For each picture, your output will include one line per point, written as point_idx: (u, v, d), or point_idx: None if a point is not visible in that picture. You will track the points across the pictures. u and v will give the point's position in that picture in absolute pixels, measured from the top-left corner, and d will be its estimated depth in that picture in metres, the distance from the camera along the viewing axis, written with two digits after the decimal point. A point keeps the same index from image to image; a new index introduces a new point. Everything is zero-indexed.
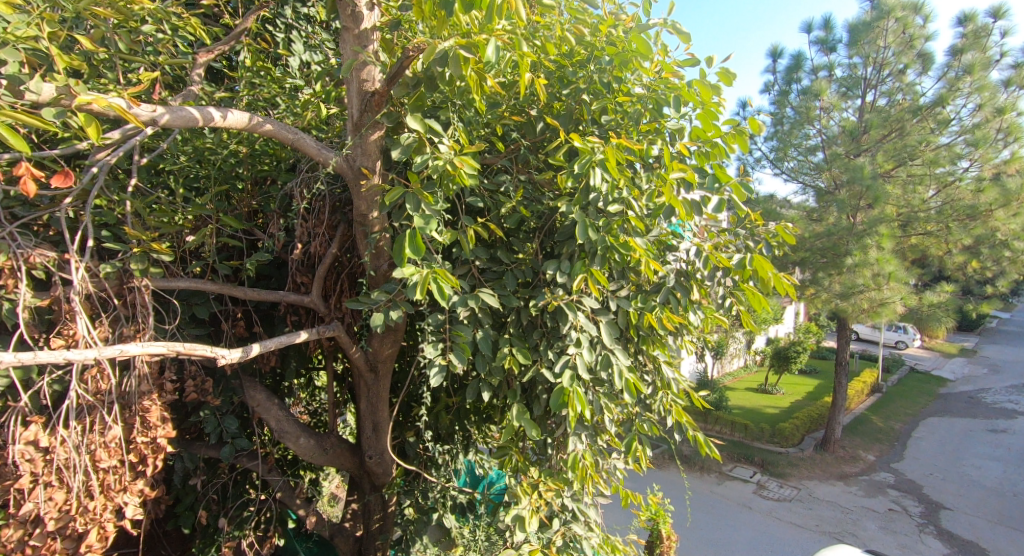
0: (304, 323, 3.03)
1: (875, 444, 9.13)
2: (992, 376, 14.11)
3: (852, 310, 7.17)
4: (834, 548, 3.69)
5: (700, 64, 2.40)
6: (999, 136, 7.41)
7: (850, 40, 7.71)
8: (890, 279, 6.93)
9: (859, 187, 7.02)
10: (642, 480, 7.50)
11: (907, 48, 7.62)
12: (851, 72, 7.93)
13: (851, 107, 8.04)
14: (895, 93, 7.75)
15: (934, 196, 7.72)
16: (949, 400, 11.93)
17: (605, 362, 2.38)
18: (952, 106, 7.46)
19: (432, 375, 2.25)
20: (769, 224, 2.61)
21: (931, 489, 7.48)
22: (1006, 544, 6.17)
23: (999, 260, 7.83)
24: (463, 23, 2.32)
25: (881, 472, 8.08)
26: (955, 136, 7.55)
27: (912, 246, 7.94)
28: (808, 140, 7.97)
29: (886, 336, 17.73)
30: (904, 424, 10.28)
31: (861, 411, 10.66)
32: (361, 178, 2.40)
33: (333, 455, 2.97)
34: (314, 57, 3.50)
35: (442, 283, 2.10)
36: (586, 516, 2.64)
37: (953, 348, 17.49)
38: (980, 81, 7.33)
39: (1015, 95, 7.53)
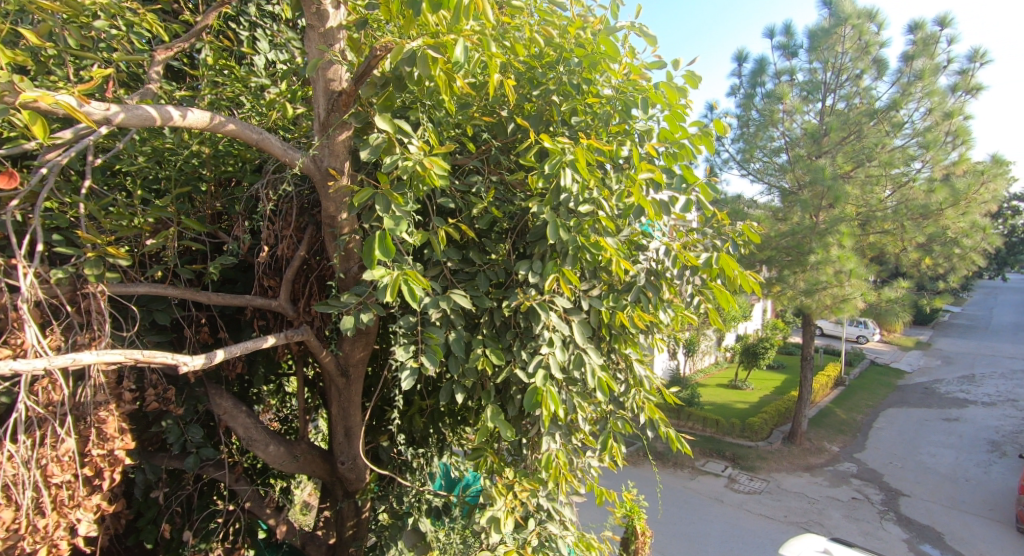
0: (272, 327, 2.96)
1: (837, 435, 9.45)
2: (945, 368, 14.79)
3: (816, 306, 7.43)
4: (802, 537, 3.78)
5: (667, 66, 2.45)
6: (949, 139, 7.79)
7: (810, 45, 8.01)
8: (850, 276, 7.18)
9: (821, 187, 7.25)
10: (617, 477, 7.59)
11: (863, 53, 7.90)
12: (812, 76, 8.18)
13: (812, 110, 8.25)
14: (852, 97, 8.00)
15: (890, 196, 8.01)
16: (905, 391, 12.45)
17: (578, 361, 2.39)
18: (905, 110, 7.79)
19: (404, 378, 2.23)
20: (736, 223, 2.66)
21: (890, 478, 7.79)
22: (959, 527, 6.47)
23: (951, 257, 8.21)
24: (432, 22, 2.31)
25: (844, 462, 8.38)
26: (908, 138, 7.87)
27: (870, 244, 8.28)
28: (773, 141, 8.24)
29: (847, 331, 18.36)
30: (865, 415, 10.68)
31: (825, 404, 11.03)
32: (329, 179, 2.36)
33: (304, 462, 2.90)
34: (280, 56, 3.38)
35: (414, 284, 2.09)
36: (561, 515, 2.66)
37: (909, 341, 18.26)
38: (930, 86, 7.66)
39: (964, 100, 7.88)
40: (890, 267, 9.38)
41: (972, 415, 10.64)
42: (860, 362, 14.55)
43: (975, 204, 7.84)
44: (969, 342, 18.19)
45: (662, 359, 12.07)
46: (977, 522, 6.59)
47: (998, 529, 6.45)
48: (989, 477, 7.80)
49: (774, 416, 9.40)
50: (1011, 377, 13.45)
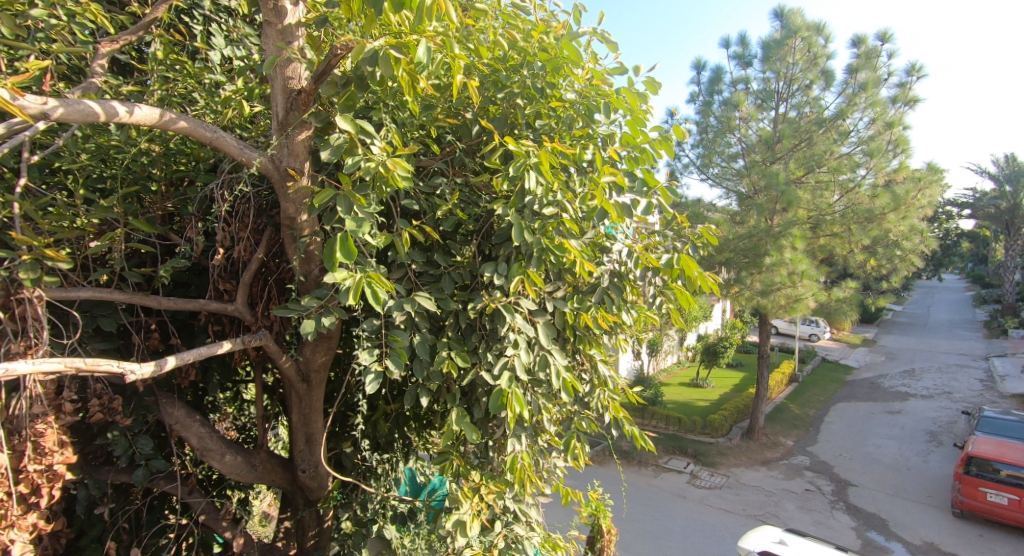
0: (228, 332, 2.86)
1: (791, 430, 9.82)
2: (888, 363, 15.61)
3: (771, 306, 7.71)
4: (760, 529, 3.91)
5: (628, 72, 2.50)
6: (890, 147, 8.23)
7: (764, 56, 8.32)
8: (803, 277, 7.51)
9: (775, 192, 7.56)
10: (583, 476, 7.69)
11: (812, 65, 8.25)
12: (765, 85, 8.51)
13: (766, 118, 8.61)
14: (802, 106, 8.36)
15: (838, 200, 8.40)
16: (851, 387, 13.06)
17: (543, 362, 2.40)
18: (851, 120, 8.18)
19: (368, 382, 2.20)
20: (695, 226, 2.74)
21: (840, 469, 8.16)
22: (903, 514, 6.83)
23: (893, 258, 8.67)
24: (394, 22, 2.28)
25: (798, 455, 8.72)
26: (854, 146, 8.27)
27: (821, 246, 8.68)
28: (730, 147, 8.52)
29: (800, 330, 19.11)
30: (816, 410, 11.14)
31: (780, 400, 11.46)
32: (288, 180, 2.30)
33: (262, 471, 2.81)
34: (237, 53, 3.25)
35: (377, 287, 2.07)
36: (527, 516, 2.67)
37: (856, 339, 19.19)
38: (873, 97, 8.07)
39: (903, 111, 8.34)
40: (838, 268, 9.83)
41: (912, 408, 11.26)
42: (811, 360, 15.17)
43: (914, 208, 8.32)
44: (909, 339, 19.24)
45: (625, 360, 12.28)
46: (918, 509, 6.97)
47: (936, 514, 6.83)
48: (928, 466, 8.27)
49: (733, 413, 9.70)
50: (946, 371, 14.30)
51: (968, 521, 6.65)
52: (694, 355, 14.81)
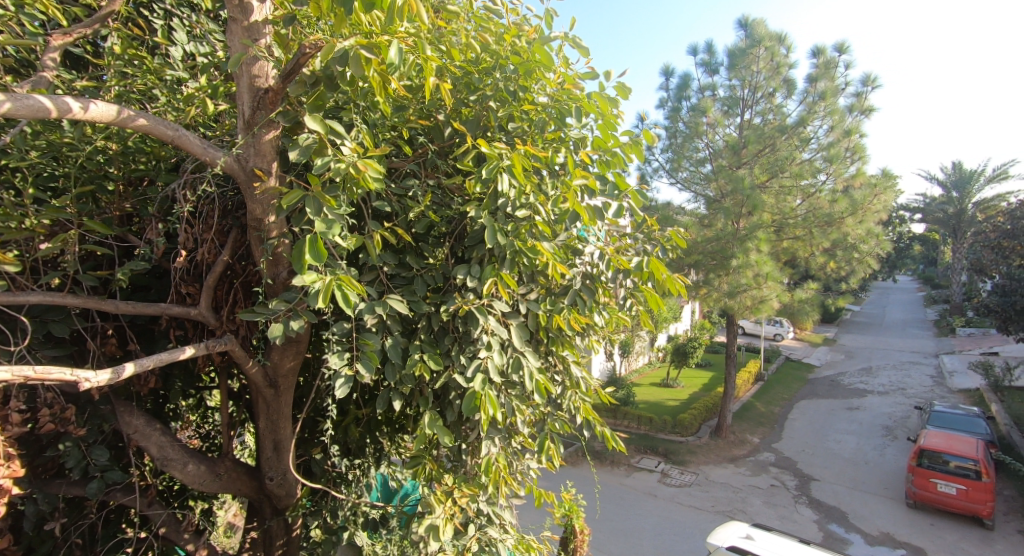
0: (191, 337, 2.77)
1: (757, 428, 10.09)
2: (847, 362, 16.20)
3: (738, 307, 7.92)
4: (728, 524, 3.99)
5: (599, 77, 2.54)
6: (848, 154, 8.55)
7: (730, 64, 8.56)
8: (767, 279, 7.74)
9: (741, 196, 7.76)
10: (556, 477, 7.74)
11: (775, 73, 8.51)
12: (731, 92, 8.73)
13: (732, 124, 8.82)
14: (767, 113, 8.63)
15: (801, 204, 8.68)
16: (813, 385, 13.50)
17: (516, 364, 2.41)
18: (812, 127, 8.47)
19: (338, 386, 2.16)
20: (664, 229, 2.80)
21: (802, 465, 8.43)
22: (861, 506, 7.10)
23: (852, 261, 9.00)
24: (365, 22, 2.25)
25: (763, 452, 8.97)
26: (815, 152, 8.56)
27: (784, 249, 8.95)
28: (698, 152, 8.75)
29: (766, 330, 19.65)
30: (781, 408, 11.48)
31: (746, 399, 11.76)
32: (254, 180, 2.25)
33: (227, 481, 2.72)
34: (201, 49, 3.14)
35: (348, 289, 2.04)
36: (501, 519, 2.67)
37: (818, 339, 19.84)
38: (832, 105, 8.37)
39: (859, 120, 8.62)
40: (800, 271, 10.15)
41: (869, 404, 11.71)
42: (775, 360, 15.61)
43: (870, 213, 8.64)
44: (866, 338, 20.00)
45: (597, 361, 12.41)
46: (874, 501, 7.26)
47: (892, 505, 7.12)
48: (884, 460, 8.61)
49: (702, 411, 9.91)
50: (900, 369, 14.92)
51: (920, 511, 6.95)
52: (664, 356, 15.07)
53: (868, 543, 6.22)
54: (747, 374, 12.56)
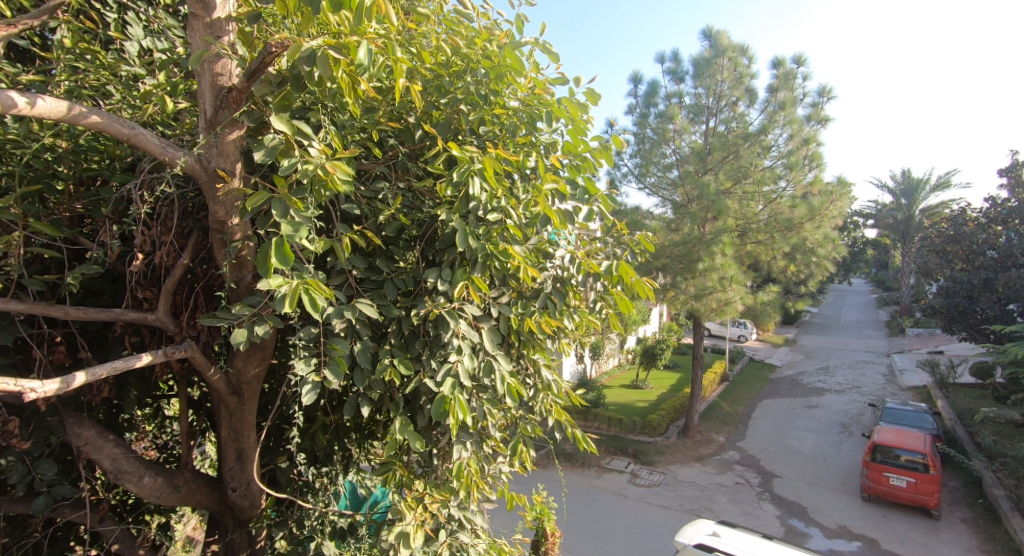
0: (148, 344, 2.66)
1: (722, 427, 10.34)
2: (806, 362, 16.79)
3: (704, 309, 8.14)
4: (694, 522, 4.07)
5: (569, 82, 2.57)
6: (806, 162, 8.87)
7: (695, 73, 8.79)
8: (732, 281, 7.96)
9: (707, 202, 7.99)
10: (528, 480, 7.75)
11: (737, 83, 8.78)
12: (697, 100, 8.97)
13: (698, 131, 9.06)
14: (730, 121, 8.90)
15: (762, 209, 8.97)
16: (775, 385, 13.92)
17: (487, 368, 2.40)
18: (772, 135, 8.76)
19: (305, 393, 2.11)
20: (633, 233, 2.87)
21: (766, 462, 8.69)
22: (820, 501, 7.35)
23: (810, 264, 9.25)
24: (333, 22, 2.22)
25: (728, 451, 9.20)
26: (775, 160, 8.87)
27: (748, 253, 9.17)
28: (665, 158, 8.94)
29: (730, 331, 20.16)
30: (745, 407, 11.79)
31: (713, 399, 12.04)
32: (217, 181, 2.17)
33: (186, 493, 2.62)
34: (158, 45, 2.96)
35: (315, 293, 2.00)
36: (472, 524, 2.66)
37: (779, 340, 20.50)
38: (791, 115, 8.67)
39: (816, 129, 8.91)
40: (762, 274, 10.46)
41: (826, 402, 12.15)
42: (739, 360, 16.03)
43: (827, 219, 8.96)
44: (824, 339, 20.75)
45: (568, 363, 12.48)
46: (831, 495, 7.55)
47: (847, 499, 7.42)
48: (840, 456, 8.96)
49: (670, 412, 10.08)
50: (854, 368, 15.54)
51: (874, 504, 7.26)
52: (634, 358, 15.28)
53: (827, 536, 6.45)
54: (712, 375, 12.85)
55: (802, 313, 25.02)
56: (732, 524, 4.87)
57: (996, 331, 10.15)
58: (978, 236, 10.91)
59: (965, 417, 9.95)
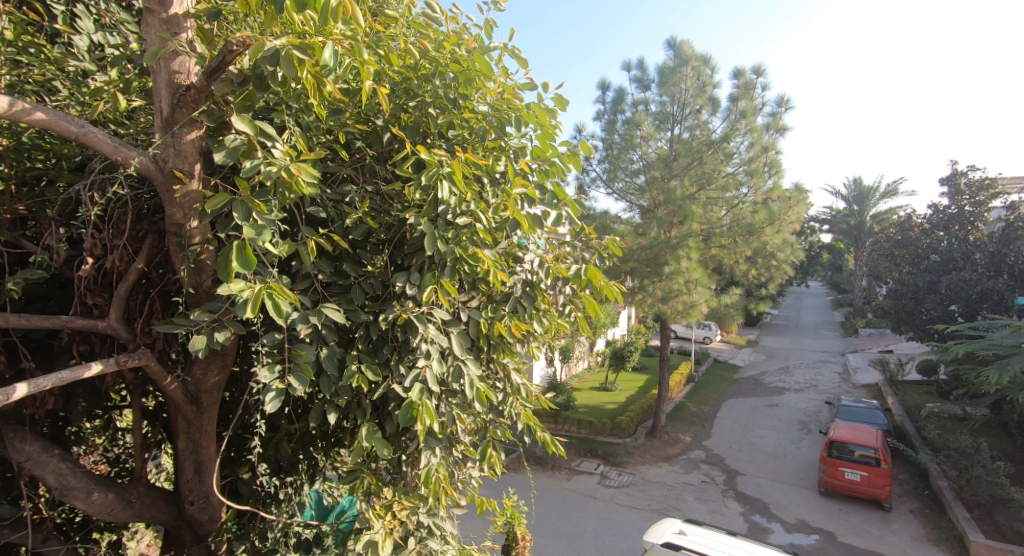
0: (98, 352, 2.51)
1: (688, 427, 10.56)
2: (768, 362, 17.32)
3: (670, 312, 8.30)
4: (662, 521, 4.13)
5: (538, 88, 2.60)
6: (766, 169, 9.16)
7: (660, 81, 8.98)
8: (697, 285, 8.14)
9: (673, 207, 8.17)
10: (498, 485, 7.73)
11: (700, 92, 9.01)
12: (662, 108, 9.13)
13: (664, 138, 9.23)
14: (694, 128, 9.11)
15: (725, 214, 9.22)
16: (739, 385, 14.31)
17: (456, 373, 2.38)
18: (734, 143, 9.01)
19: (268, 401, 2.04)
20: (601, 237, 2.92)
21: (730, 461, 8.91)
22: (781, 497, 7.59)
23: (770, 268, 9.52)
24: (298, 22, 2.18)
25: (694, 450, 9.40)
26: (737, 167, 9.11)
27: (711, 256, 9.40)
28: (633, 163, 9.12)
29: (695, 333, 20.60)
30: (710, 407, 12.07)
31: (679, 399, 12.28)
32: (174, 183, 2.09)
33: (140, 508, 2.51)
34: (110, 40, 2.81)
35: (279, 298, 1.94)
36: (441, 530, 2.63)
37: (742, 340, 21.10)
38: (752, 124, 8.94)
39: (775, 138, 9.21)
40: (725, 277, 10.73)
41: (786, 401, 12.56)
42: (703, 361, 16.40)
43: (786, 224, 9.26)
44: (784, 340, 21.46)
45: (538, 367, 12.51)
46: (791, 491, 7.80)
47: (806, 494, 7.68)
48: (798, 452, 9.28)
49: (638, 413, 10.21)
50: (812, 368, 16.13)
51: (831, 499, 7.54)
52: (603, 360, 15.44)
53: (786, 530, 6.66)
54: (678, 376, 13.09)
55: (762, 315, 25.82)
56: (700, 523, 4.96)
57: (940, 331, 10.71)
58: (923, 241, 11.52)
59: (912, 414, 10.44)
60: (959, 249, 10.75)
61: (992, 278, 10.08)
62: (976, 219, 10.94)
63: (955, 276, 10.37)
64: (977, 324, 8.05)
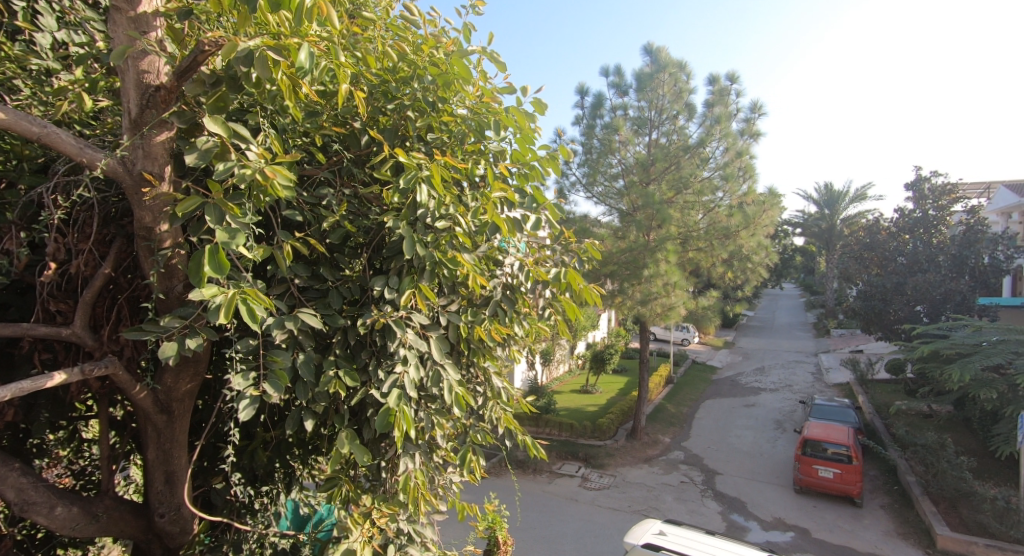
0: (62, 361, 2.43)
1: (667, 428, 10.68)
2: (744, 363, 17.65)
3: (649, 314, 8.38)
4: (642, 522, 4.16)
5: (517, 92, 2.60)
6: (740, 173, 9.31)
7: (638, 86, 9.10)
8: (675, 288, 8.25)
9: (651, 210, 8.26)
10: (479, 489, 7.70)
11: (677, 97, 9.15)
12: (640, 113, 9.26)
13: (641, 142, 9.35)
14: (671, 134, 9.24)
15: (702, 218, 9.37)
16: (716, 386, 14.53)
17: (435, 377, 2.34)
18: (710, 148, 9.17)
19: (242, 408, 1.99)
20: (580, 241, 2.93)
21: (709, 460, 9.04)
22: (758, 496, 7.71)
23: (746, 270, 9.68)
24: (273, 22, 2.13)
25: (673, 451, 9.51)
26: (713, 171, 9.27)
27: (689, 259, 9.52)
28: (611, 168, 9.23)
29: (674, 335, 20.85)
30: (689, 408, 12.23)
31: (659, 401, 12.41)
32: (143, 185, 2.02)
33: (107, 522, 2.41)
34: (75, 38, 2.71)
35: (253, 303, 1.90)
36: (422, 536, 2.61)
37: (719, 342, 21.45)
38: (726, 129, 9.09)
39: (749, 143, 9.38)
40: (702, 280, 10.88)
41: (762, 401, 12.80)
42: (681, 363, 16.60)
43: (761, 227, 9.44)
44: (760, 341, 21.88)
45: (519, 370, 12.49)
46: (767, 489, 7.94)
47: (782, 492, 7.83)
48: (774, 451, 9.45)
49: (618, 416, 10.27)
50: (786, 368, 16.49)
51: (805, 496, 7.70)
52: (583, 363, 15.52)
53: (763, 528, 6.77)
54: (657, 378, 13.21)
55: (738, 317, 26.28)
56: (682, 523, 4.99)
57: (906, 331, 11.06)
58: (889, 243, 11.89)
59: (881, 412, 10.75)
60: (923, 252, 11.12)
61: (954, 279, 10.71)
62: (939, 223, 11.35)
63: (920, 277, 10.75)
64: (941, 324, 8.34)
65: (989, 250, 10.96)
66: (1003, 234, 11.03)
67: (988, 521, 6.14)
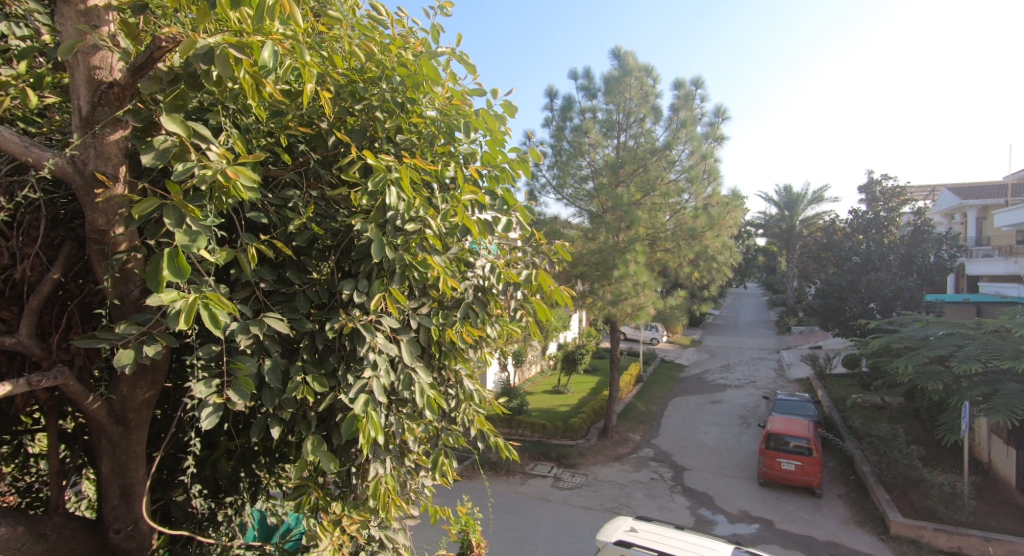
0: (6, 372, 2.29)
1: (637, 426, 10.84)
2: (710, 360, 18.07)
3: (620, 314, 8.48)
4: (614, 519, 4.21)
5: (487, 94, 2.60)
6: (705, 176, 9.51)
7: (606, 89, 9.24)
8: (644, 288, 8.36)
9: (620, 212, 8.37)
10: (451, 493, 7.64)
11: (644, 101, 9.32)
12: (608, 116, 9.38)
13: (610, 145, 9.47)
14: (638, 136, 9.39)
15: (669, 219, 9.54)
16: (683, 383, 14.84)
17: (406, 381, 2.31)
18: (676, 151, 9.36)
19: (204, 417, 1.92)
20: (550, 243, 2.95)
21: (677, 457, 9.23)
22: (724, 490, 7.92)
23: (711, 270, 9.90)
24: (234, 19, 2.06)
25: (643, 449, 9.66)
26: (679, 174, 9.46)
27: (657, 260, 9.69)
28: (581, 170, 9.32)
29: (643, 334, 21.15)
30: (658, 406, 12.44)
31: (629, 399, 12.58)
32: (95, 186, 1.93)
33: (56, 540, 2.28)
34: (15, 31, 2.48)
35: (215, 308, 1.83)
36: (394, 542, 2.57)
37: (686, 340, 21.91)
38: (692, 133, 9.31)
39: (713, 146, 9.63)
40: (669, 280, 11.08)
41: (727, 397, 13.14)
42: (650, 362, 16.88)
43: (725, 228, 9.69)
44: (725, 339, 22.46)
45: (491, 372, 12.46)
46: (733, 483, 8.16)
47: (747, 486, 8.05)
48: (738, 446, 9.72)
49: (589, 415, 10.35)
50: (750, 365, 16.98)
51: (768, 488, 7.94)
52: (555, 364, 15.61)
53: (729, 521, 6.96)
54: (627, 377, 13.39)
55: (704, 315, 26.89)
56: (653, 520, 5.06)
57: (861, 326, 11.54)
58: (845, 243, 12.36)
59: (838, 405, 11.18)
60: (876, 251, 11.62)
61: (904, 277, 11.23)
62: (889, 224, 11.88)
63: (872, 276, 11.24)
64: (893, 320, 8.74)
65: (934, 249, 11.56)
66: (946, 234, 11.66)
67: (936, 507, 6.47)
